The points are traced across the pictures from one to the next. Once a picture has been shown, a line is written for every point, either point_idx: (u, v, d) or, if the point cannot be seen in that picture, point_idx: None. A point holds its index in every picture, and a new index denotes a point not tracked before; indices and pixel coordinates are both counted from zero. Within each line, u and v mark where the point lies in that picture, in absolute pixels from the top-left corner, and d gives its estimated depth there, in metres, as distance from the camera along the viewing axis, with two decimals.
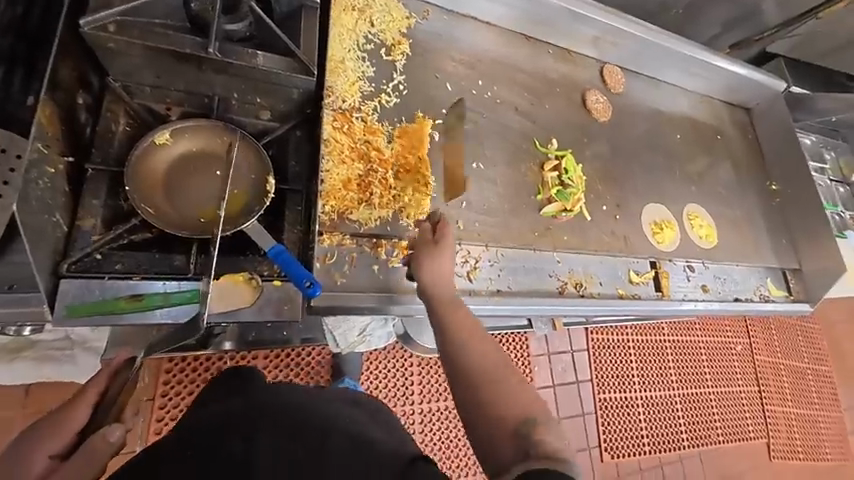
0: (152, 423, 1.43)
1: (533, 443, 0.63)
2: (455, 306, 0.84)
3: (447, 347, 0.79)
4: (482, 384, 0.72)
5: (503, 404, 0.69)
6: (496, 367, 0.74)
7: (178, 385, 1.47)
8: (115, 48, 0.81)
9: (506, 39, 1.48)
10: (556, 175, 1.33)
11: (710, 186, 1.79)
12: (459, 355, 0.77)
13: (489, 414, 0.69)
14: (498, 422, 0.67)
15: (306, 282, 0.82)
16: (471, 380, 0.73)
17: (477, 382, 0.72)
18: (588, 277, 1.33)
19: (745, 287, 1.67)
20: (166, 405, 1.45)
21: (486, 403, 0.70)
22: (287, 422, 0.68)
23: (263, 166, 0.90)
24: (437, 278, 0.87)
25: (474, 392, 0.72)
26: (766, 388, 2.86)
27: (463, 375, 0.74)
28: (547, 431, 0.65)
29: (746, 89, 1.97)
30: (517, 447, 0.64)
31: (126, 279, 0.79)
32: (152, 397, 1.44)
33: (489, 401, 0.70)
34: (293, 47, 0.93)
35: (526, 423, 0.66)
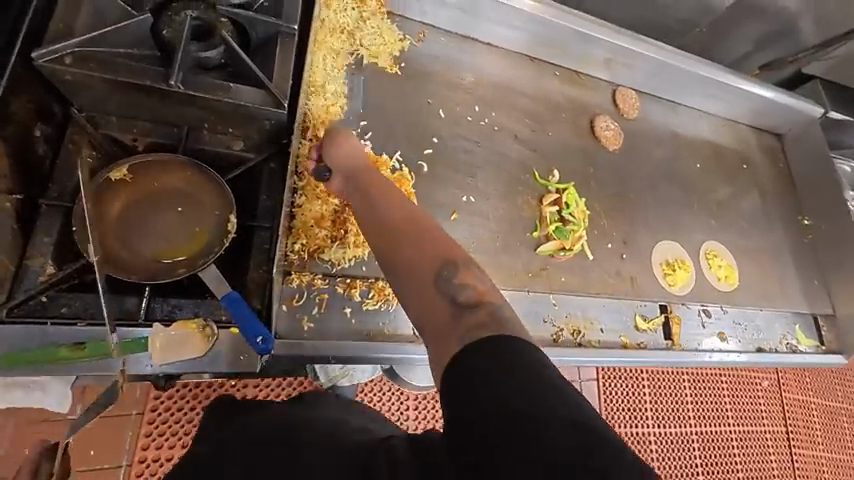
0: (140, 438, 1.35)
1: (463, 299, 0.57)
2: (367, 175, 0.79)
3: (362, 212, 0.74)
4: (402, 243, 0.65)
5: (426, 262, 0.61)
6: (409, 215, 0.68)
7: (169, 399, 1.40)
8: (73, 80, 0.77)
9: (509, 60, 1.39)
10: (556, 210, 1.23)
11: (732, 220, 1.65)
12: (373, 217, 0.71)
13: (414, 282, 0.61)
14: (425, 287, 0.60)
15: (259, 338, 0.76)
16: (387, 240, 0.66)
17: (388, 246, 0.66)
18: (588, 322, 1.22)
19: (768, 334, 1.51)
20: (156, 420, 1.37)
21: (409, 265, 0.63)
22: (255, 437, 0.71)
23: (227, 203, 0.85)
24: (343, 155, 0.84)
25: (399, 251, 0.64)
26: (795, 433, 2.62)
27: (377, 236, 0.68)
28: (476, 280, 0.59)
29: (776, 113, 1.81)
30: (448, 307, 0.57)
31: (70, 325, 0.74)
32: (141, 411, 1.37)
33: (412, 265, 0.62)
34: (266, 77, 0.87)
35: (450, 269, 0.60)
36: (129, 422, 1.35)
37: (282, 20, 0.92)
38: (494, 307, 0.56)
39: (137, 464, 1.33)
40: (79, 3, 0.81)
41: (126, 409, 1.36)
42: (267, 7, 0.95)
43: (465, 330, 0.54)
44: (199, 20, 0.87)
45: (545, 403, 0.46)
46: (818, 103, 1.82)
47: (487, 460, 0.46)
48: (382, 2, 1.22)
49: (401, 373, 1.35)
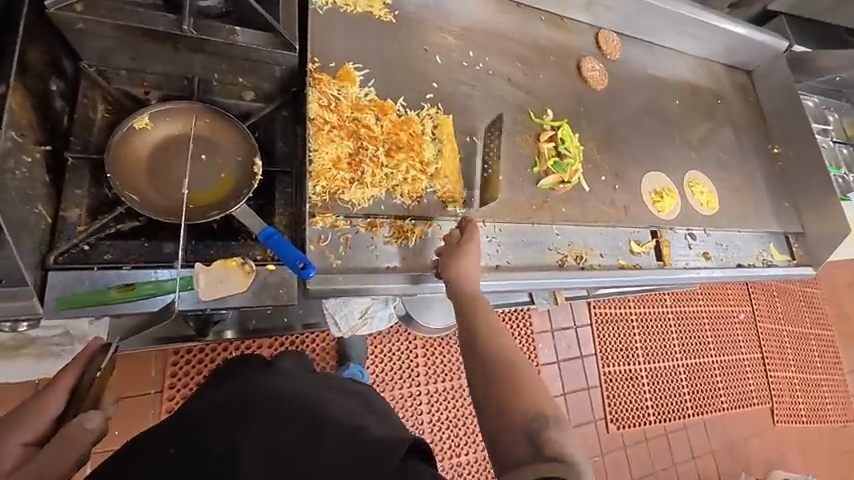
0: (163, 413, 1.43)
1: (541, 441, 0.70)
2: (474, 303, 0.93)
3: (474, 353, 0.86)
4: (503, 386, 0.79)
5: (519, 406, 0.75)
6: (512, 366, 0.81)
7: (186, 376, 1.47)
8: (85, 29, 0.77)
9: (497, 7, 1.43)
10: (553, 146, 1.30)
11: (711, 153, 1.76)
12: (485, 344, 0.86)
13: (499, 413, 0.76)
14: (515, 431, 0.73)
15: (300, 264, 0.81)
16: (497, 380, 0.80)
17: (493, 385, 0.80)
18: (588, 249, 1.31)
19: (746, 253, 1.65)
20: (175, 397, 1.45)
21: (506, 400, 0.77)
22: (279, 416, 0.66)
23: (250, 148, 0.88)
24: (463, 281, 0.95)
25: (501, 386, 0.79)
26: (770, 355, 2.87)
27: (488, 371, 0.82)
28: (559, 436, 0.71)
29: (745, 50, 1.91)
30: (525, 443, 0.71)
31: (116, 269, 0.78)
32: (160, 390, 1.44)
33: (501, 395, 0.77)
34: (273, 19, 0.89)
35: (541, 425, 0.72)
36: (150, 400, 1.43)
37: None
38: (568, 457, 0.68)
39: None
40: None
41: (145, 389, 1.43)
42: None
43: (529, 462, 0.68)
44: None
45: None
46: (784, 38, 1.93)
47: None
48: None
49: (416, 316, 1.46)
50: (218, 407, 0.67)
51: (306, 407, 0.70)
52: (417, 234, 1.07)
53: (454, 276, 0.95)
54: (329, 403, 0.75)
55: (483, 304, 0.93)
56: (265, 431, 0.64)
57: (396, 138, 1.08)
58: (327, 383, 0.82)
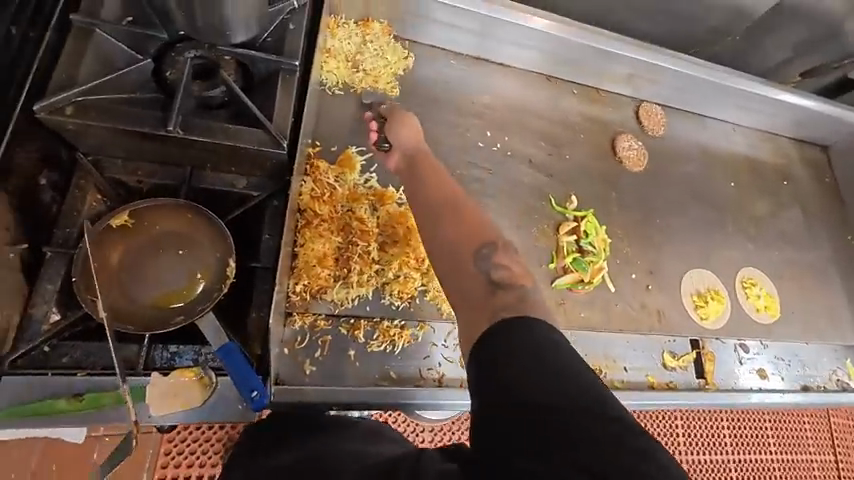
0: (160, 456, 1.22)
1: (494, 275, 0.66)
2: (421, 155, 0.89)
3: (412, 185, 0.84)
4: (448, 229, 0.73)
5: (467, 236, 0.71)
6: (452, 196, 0.78)
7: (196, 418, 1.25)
8: (75, 130, 0.77)
9: (523, 81, 1.33)
10: (574, 240, 1.17)
11: (773, 243, 1.51)
12: (431, 190, 0.80)
13: (455, 267, 0.69)
14: (469, 266, 0.68)
15: (254, 392, 0.75)
16: (442, 213, 0.75)
17: (439, 220, 0.74)
18: (610, 360, 1.13)
19: (814, 370, 1.37)
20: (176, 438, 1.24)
21: (451, 228, 0.72)
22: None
23: (227, 247, 0.83)
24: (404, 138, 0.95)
25: (445, 215, 0.75)
26: (849, 466, 2.38)
27: (428, 206, 0.77)
28: (509, 263, 0.68)
29: (820, 124, 1.67)
30: (484, 283, 0.65)
31: (69, 376, 0.74)
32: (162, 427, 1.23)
33: (450, 245, 0.71)
34: (266, 116, 0.85)
35: (487, 250, 0.69)
36: (150, 438, 1.22)
37: (283, 56, 0.90)
38: (524, 289, 0.65)
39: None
40: (82, 50, 0.81)
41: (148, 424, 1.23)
42: (269, 42, 0.92)
43: (495, 307, 0.62)
44: (201, 59, 0.86)
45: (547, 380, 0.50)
46: None
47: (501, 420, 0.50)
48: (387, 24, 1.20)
49: None
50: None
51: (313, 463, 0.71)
52: (405, 339, 0.97)
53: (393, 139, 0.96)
54: (341, 440, 0.75)
55: (427, 156, 0.90)
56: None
57: (391, 231, 1.00)
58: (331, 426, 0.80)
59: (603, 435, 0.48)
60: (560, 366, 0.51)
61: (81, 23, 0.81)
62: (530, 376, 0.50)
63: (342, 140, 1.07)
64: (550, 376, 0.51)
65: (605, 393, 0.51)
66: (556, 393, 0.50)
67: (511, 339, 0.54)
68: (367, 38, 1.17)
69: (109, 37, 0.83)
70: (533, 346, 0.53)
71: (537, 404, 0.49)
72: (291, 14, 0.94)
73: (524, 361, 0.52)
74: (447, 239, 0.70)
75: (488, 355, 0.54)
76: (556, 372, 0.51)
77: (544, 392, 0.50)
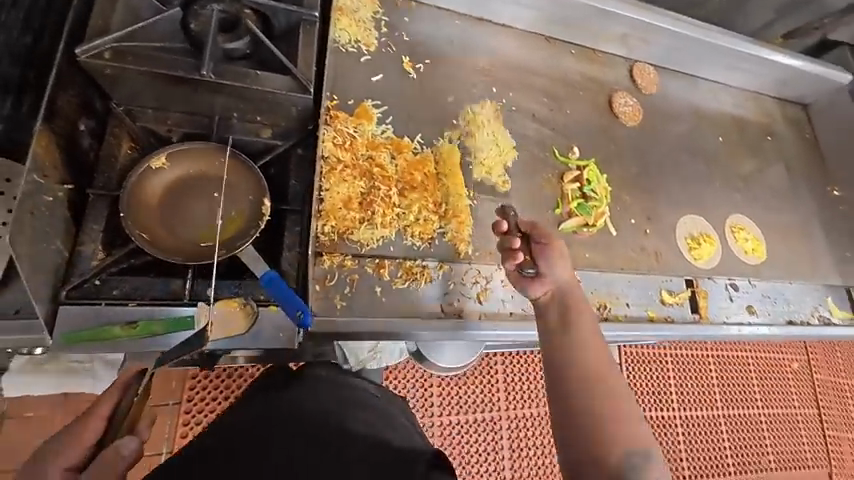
0: (179, 427, 1.36)
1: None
2: (570, 306, 0.78)
3: (554, 333, 0.76)
4: (592, 402, 0.67)
5: (612, 414, 0.66)
6: (608, 367, 0.71)
7: (205, 390, 1.39)
8: (112, 74, 0.80)
9: (524, 41, 1.39)
10: (577, 187, 1.24)
11: (759, 194, 1.62)
12: (584, 354, 0.72)
13: (583, 432, 0.66)
14: (597, 440, 0.65)
15: (298, 312, 0.81)
16: (584, 378, 0.70)
17: (581, 381, 0.69)
18: (614, 298, 1.22)
19: (798, 308, 1.48)
20: (192, 409, 1.37)
21: (600, 405, 0.67)
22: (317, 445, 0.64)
23: (260, 188, 0.88)
24: (552, 272, 0.81)
25: (592, 382, 0.69)
26: (827, 411, 2.55)
27: (575, 371, 0.71)
28: (650, 468, 0.63)
29: (801, 82, 1.76)
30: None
31: (122, 305, 0.79)
32: (178, 400, 1.37)
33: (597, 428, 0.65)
34: (291, 64, 0.90)
35: (632, 448, 0.64)
36: (167, 413, 1.36)
37: (303, 7, 0.94)
38: None
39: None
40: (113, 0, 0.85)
41: (164, 399, 1.36)
42: None
43: None
44: (225, 12, 0.90)
45: None
46: (847, 70, 1.77)
47: None
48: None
49: (428, 355, 1.35)
50: (243, 433, 0.64)
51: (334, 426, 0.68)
52: (427, 276, 1.03)
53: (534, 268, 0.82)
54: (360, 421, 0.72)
55: (580, 306, 0.79)
56: (297, 445, 0.63)
57: (409, 178, 1.06)
58: (344, 394, 0.79)
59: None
60: None
61: None
62: None
63: (357, 94, 1.12)
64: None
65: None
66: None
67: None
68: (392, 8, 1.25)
69: None
70: None
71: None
72: None
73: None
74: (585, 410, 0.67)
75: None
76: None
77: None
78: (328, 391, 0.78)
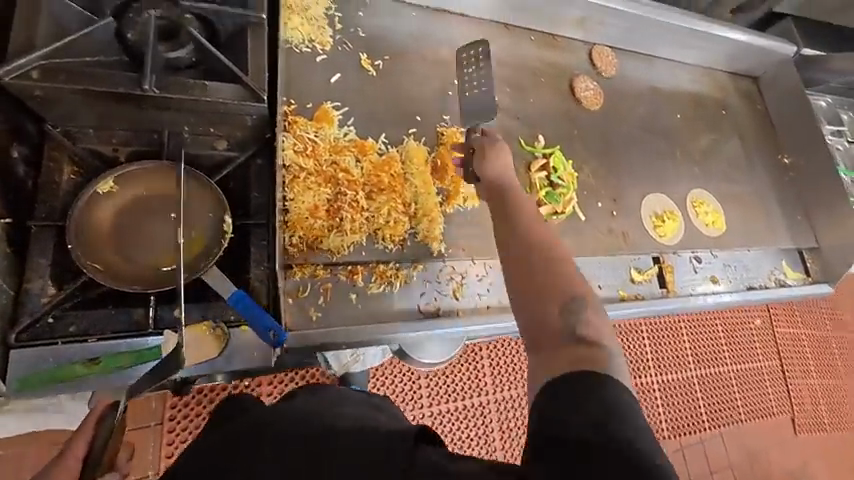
0: (163, 447, 1.28)
1: (581, 332, 0.62)
2: (509, 194, 0.84)
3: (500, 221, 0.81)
4: (538, 260, 0.71)
5: (552, 270, 0.69)
6: (553, 239, 0.74)
7: (186, 407, 1.31)
8: (42, 95, 0.74)
9: (483, 30, 1.38)
10: (545, 176, 1.26)
11: (716, 167, 1.68)
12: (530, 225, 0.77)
13: (534, 305, 0.68)
14: (547, 301, 0.67)
15: (271, 331, 0.79)
16: (532, 246, 0.73)
17: (522, 245, 0.73)
18: (586, 280, 1.25)
19: (755, 273, 1.57)
20: (176, 428, 1.29)
21: (548, 273, 0.69)
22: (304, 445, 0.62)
23: (220, 205, 0.84)
24: (496, 171, 0.88)
25: (531, 242, 0.73)
26: (789, 362, 2.73)
27: (518, 239, 0.75)
28: (596, 321, 0.63)
29: (750, 56, 1.83)
30: (565, 331, 0.62)
31: (82, 342, 0.75)
32: (160, 421, 1.29)
33: (536, 273, 0.69)
34: (241, 71, 0.85)
35: (578, 303, 0.65)
36: (149, 433, 1.28)
37: (249, 10, 0.89)
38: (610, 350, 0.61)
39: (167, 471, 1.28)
40: (34, 13, 0.77)
41: (143, 421, 1.28)
42: None
43: (573, 356, 0.60)
44: (164, 19, 0.83)
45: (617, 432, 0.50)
46: (791, 42, 1.84)
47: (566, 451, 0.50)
48: None
49: None
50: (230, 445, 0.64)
51: (317, 422, 0.65)
52: (401, 278, 1.03)
53: (480, 170, 0.90)
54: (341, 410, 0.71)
55: (520, 196, 0.84)
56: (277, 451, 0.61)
57: (375, 179, 1.04)
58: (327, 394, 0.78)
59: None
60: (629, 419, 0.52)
61: None
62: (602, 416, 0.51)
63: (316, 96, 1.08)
64: (615, 423, 0.51)
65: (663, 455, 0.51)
66: (634, 446, 0.50)
67: (576, 381, 0.55)
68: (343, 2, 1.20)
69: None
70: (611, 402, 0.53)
71: (608, 450, 0.49)
72: None
73: (595, 400, 0.53)
74: (532, 273, 0.70)
75: (555, 392, 0.55)
76: (609, 412, 0.52)
77: (609, 433, 0.50)
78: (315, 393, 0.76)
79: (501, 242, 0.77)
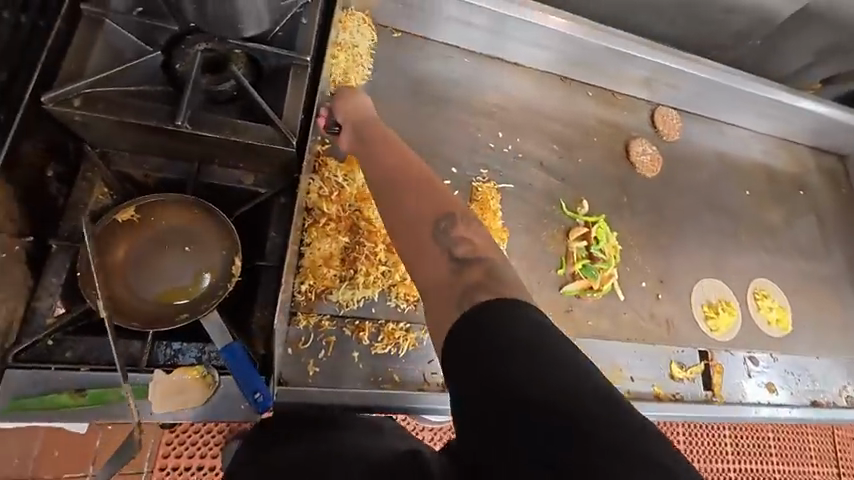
0: (162, 446, 1.22)
1: (459, 253, 0.60)
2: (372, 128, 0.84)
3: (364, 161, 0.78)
4: (402, 192, 0.68)
5: (423, 200, 0.66)
6: (404, 160, 0.74)
7: None
8: (83, 122, 0.76)
9: (537, 81, 1.30)
10: (584, 246, 1.15)
11: (788, 255, 1.48)
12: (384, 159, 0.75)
13: (415, 253, 0.64)
14: (423, 240, 0.63)
15: (258, 393, 0.75)
16: (393, 179, 0.71)
17: (384, 181, 0.71)
18: (616, 370, 1.11)
19: (824, 385, 1.34)
20: (176, 429, 1.23)
21: (406, 203, 0.67)
22: None
23: (233, 244, 0.82)
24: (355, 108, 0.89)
25: (395, 173, 0.72)
26: None
27: (381, 178, 0.72)
28: (471, 234, 0.62)
29: (839, 132, 1.63)
30: (446, 260, 0.60)
31: (73, 371, 0.73)
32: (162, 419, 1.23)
33: (409, 201, 0.67)
34: (276, 113, 0.83)
35: (447, 222, 0.63)
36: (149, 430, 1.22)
37: (295, 51, 0.88)
38: (492, 260, 0.60)
39: (158, 473, 1.21)
40: (92, 40, 0.79)
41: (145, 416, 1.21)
42: (281, 36, 0.90)
43: (467, 286, 0.56)
44: (212, 52, 0.85)
45: (525, 369, 0.47)
46: None
47: (487, 415, 0.48)
48: (416, 30, 1.19)
49: None
50: None
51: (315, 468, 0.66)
52: (410, 342, 0.95)
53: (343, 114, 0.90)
54: (343, 438, 0.72)
55: (379, 126, 0.85)
56: None
57: None
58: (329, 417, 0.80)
59: (598, 421, 0.45)
60: (535, 346, 0.49)
61: (92, 13, 0.80)
62: (503, 359, 0.48)
63: None
64: (543, 365, 0.47)
65: (599, 379, 0.48)
66: (570, 384, 0.47)
67: (493, 318, 0.51)
68: (394, 43, 1.18)
69: (118, 28, 0.82)
70: (509, 331, 0.50)
71: (540, 395, 0.46)
72: (304, 7, 0.92)
73: (491, 342, 0.49)
74: (406, 217, 0.65)
75: (462, 336, 0.51)
76: (533, 349, 0.48)
77: (537, 374, 0.47)
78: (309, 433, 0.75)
79: (371, 190, 0.73)
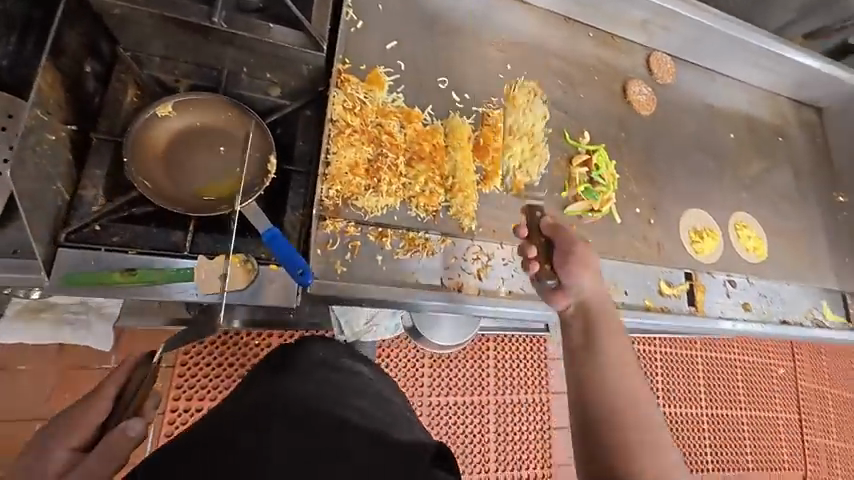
0: (172, 389, 1.29)
1: None
2: (602, 325, 0.71)
3: (597, 364, 0.67)
4: (628, 433, 0.63)
5: (650, 450, 0.62)
6: (632, 394, 0.66)
7: (198, 356, 1.33)
8: (121, 16, 0.78)
9: (543, 19, 1.36)
10: (585, 172, 1.24)
11: (767, 196, 1.61)
12: (621, 387, 0.66)
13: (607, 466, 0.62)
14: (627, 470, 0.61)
15: (300, 270, 0.79)
16: (623, 421, 0.64)
17: (612, 417, 0.64)
18: (612, 284, 1.21)
19: (793, 307, 1.49)
20: (186, 373, 1.31)
21: (627, 445, 0.62)
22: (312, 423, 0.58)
23: (266, 146, 0.86)
24: (586, 287, 0.73)
25: (628, 412, 0.64)
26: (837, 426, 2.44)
27: (612, 406, 0.64)
28: None
29: (818, 86, 1.74)
30: None
31: (122, 253, 0.78)
32: (171, 365, 1.31)
33: (634, 442, 0.62)
34: (305, 18, 0.86)
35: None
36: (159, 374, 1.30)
37: None
38: None
39: (169, 415, 1.27)
40: None
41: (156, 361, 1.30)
42: None
43: None
44: None
45: None
46: None
47: None
48: None
49: (425, 332, 1.34)
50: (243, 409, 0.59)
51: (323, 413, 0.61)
52: (428, 249, 1.03)
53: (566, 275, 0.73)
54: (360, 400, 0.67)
55: (611, 328, 0.71)
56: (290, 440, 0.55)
57: (416, 146, 1.05)
58: (348, 382, 0.73)
59: None
60: None
61: None
62: None
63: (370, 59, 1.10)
64: None
65: None
66: None
67: None
68: None
69: None
70: None
71: None
72: None
73: None
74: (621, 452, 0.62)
75: None
76: None
77: None
78: (326, 377, 0.70)
79: (593, 408, 0.65)
